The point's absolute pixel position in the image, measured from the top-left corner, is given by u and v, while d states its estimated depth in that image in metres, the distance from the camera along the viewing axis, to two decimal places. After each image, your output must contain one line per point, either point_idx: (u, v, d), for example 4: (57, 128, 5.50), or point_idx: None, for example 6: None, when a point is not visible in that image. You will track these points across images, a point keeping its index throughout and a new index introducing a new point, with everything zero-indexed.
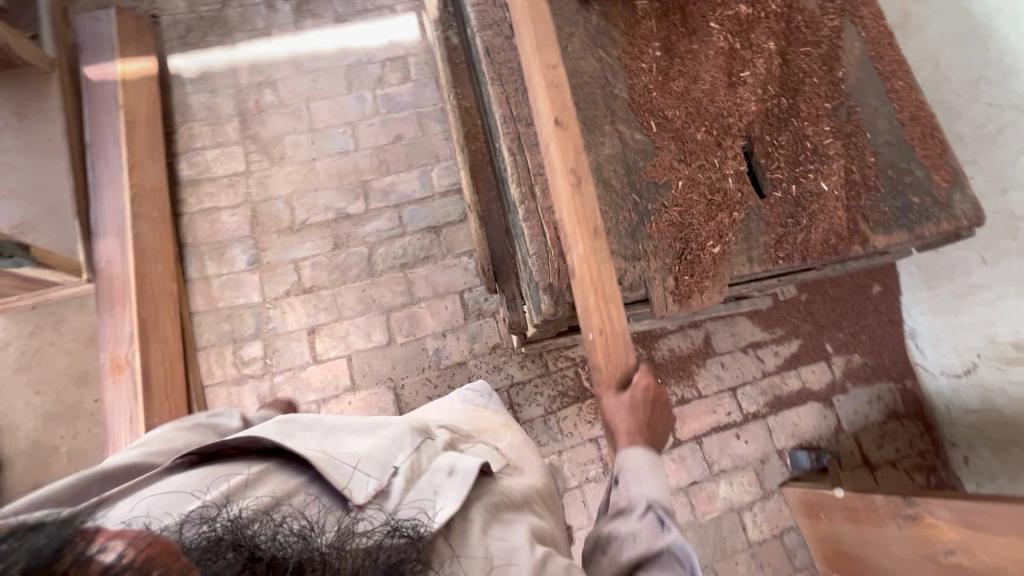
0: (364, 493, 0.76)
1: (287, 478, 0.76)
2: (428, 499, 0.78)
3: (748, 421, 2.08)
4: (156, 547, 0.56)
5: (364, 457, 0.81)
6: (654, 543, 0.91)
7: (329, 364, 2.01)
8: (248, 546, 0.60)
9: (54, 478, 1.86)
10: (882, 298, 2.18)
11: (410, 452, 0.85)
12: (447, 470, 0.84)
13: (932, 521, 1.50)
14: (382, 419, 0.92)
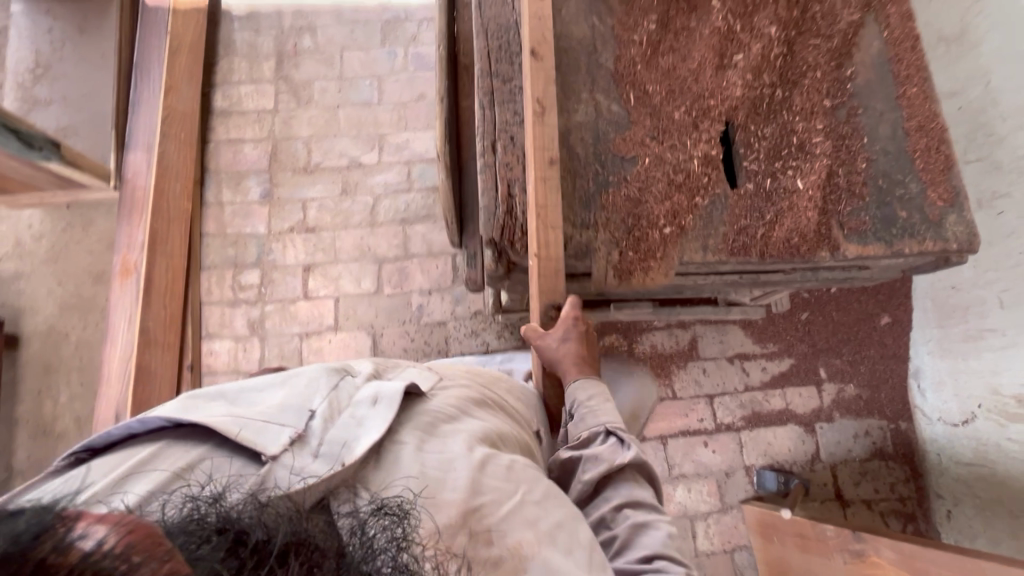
0: (279, 446, 0.71)
1: (188, 451, 0.70)
2: (349, 432, 0.76)
3: (720, 431, 2.01)
4: (142, 531, 0.47)
5: (275, 411, 0.77)
6: (616, 459, 0.98)
7: (317, 301, 2.09)
8: (234, 527, 0.54)
9: (62, 361, 2.05)
10: (890, 331, 2.04)
11: (326, 394, 0.81)
12: (371, 399, 0.82)
13: (877, 561, 1.43)
14: (296, 370, 0.88)
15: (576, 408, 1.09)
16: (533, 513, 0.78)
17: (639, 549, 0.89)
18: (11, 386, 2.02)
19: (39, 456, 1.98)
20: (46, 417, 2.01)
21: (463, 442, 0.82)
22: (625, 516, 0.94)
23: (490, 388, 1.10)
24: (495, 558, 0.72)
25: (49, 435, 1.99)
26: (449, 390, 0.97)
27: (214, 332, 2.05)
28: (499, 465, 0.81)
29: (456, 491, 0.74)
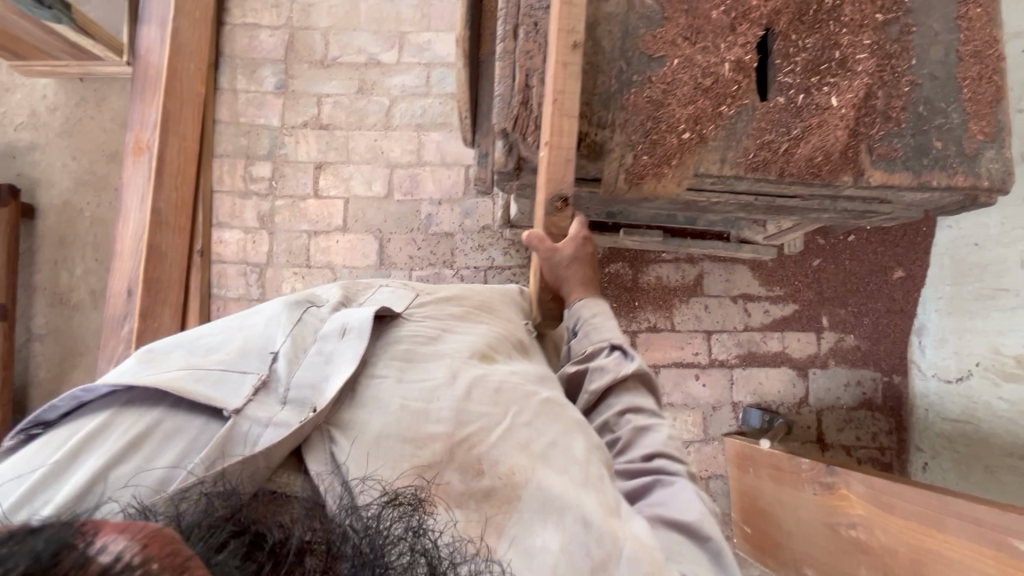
0: (241, 398, 0.73)
1: (140, 416, 0.70)
2: (319, 367, 0.79)
3: (712, 367, 2.04)
4: (159, 542, 0.44)
5: (235, 358, 0.79)
6: (620, 370, 0.99)
7: (327, 201, 2.09)
8: (249, 530, 0.56)
9: (77, 235, 2.09)
10: (901, 285, 2.00)
11: (288, 331, 0.82)
12: (339, 331, 0.84)
13: (846, 493, 1.47)
14: (254, 309, 0.89)
15: (580, 324, 1.08)
16: (524, 437, 0.79)
17: (638, 453, 0.91)
18: (28, 254, 2.08)
19: (57, 323, 2.06)
20: (62, 287, 2.07)
21: (443, 370, 0.84)
22: (628, 423, 0.95)
23: (473, 300, 1.07)
24: (489, 490, 0.74)
25: (65, 305, 2.07)
26: (418, 314, 0.96)
27: (224, 221, 2.07)
28: (481, 391, 0.83)
29: (442, 423, 0.77)
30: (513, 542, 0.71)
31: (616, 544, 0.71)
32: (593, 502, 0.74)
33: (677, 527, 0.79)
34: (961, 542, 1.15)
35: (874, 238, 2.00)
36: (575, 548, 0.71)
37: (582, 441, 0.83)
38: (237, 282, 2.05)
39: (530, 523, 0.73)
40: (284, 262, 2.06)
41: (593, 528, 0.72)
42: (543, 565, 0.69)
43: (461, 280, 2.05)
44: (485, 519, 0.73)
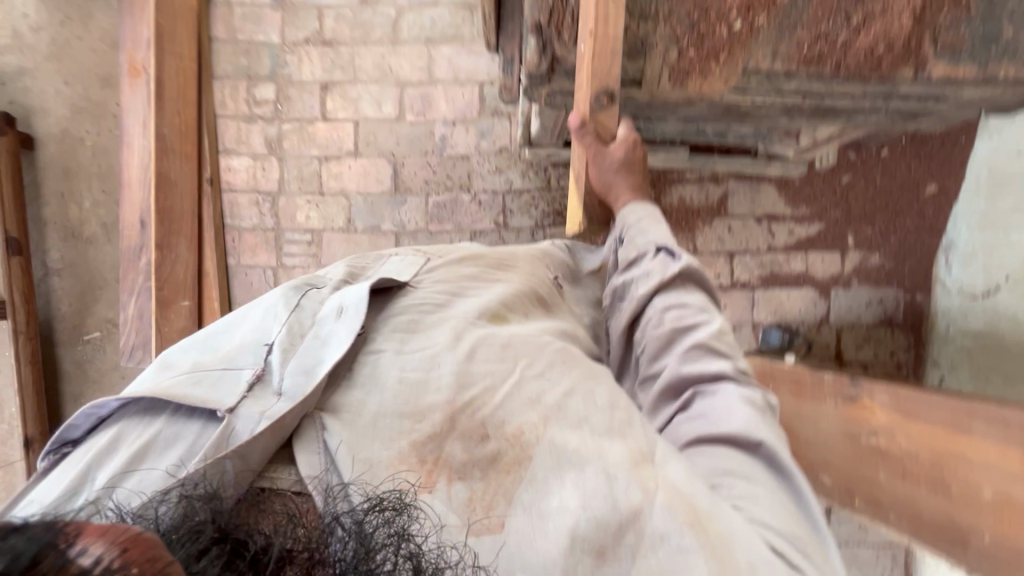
0: (235, 394, 0.68)
1: (144, 426, 0.67)
2: (315, 352, 0.74)
3: (734, 288, 2.03)
4: (142, 547, 0.39)
5: (232, 353, 0.75)
6: (664, 272, 1.01)
7: (336, 124, 1.99)
8: (230, 535, 0.53)
9: (81, 167, 2.02)
10: (932, 203, 1.93)
11: (284, 317, 0.78)
12: (337, 311, 0.79)
13: (869, 403, 1.50)
14: (252, 302, 0.84)
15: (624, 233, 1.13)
16: (535, 391, 0.75)
17: (680, 348, 0.90)
18: (33, 187, 2.02)
19: (72, 257, 2.04)
20: (72, 220, 2.03)
21: (446, 333, 0.80)
22: (671, 319, 0.96)
23: (488, 258, 1.05)
24: (495, 455, 0.69)
25: (78, 239, 2.04)
26: (428, 278, 0.92)
27: (231, 148, 1.99)
28: (487, 351, 0.79)
29: (442, 392, 0.73)
30: (526, 507, 0.66)
31: (648, 498, 0.63)
32: (619, 451, 0.68)
33: (722, 439, 0.76)
34: (992, 447, 1.17)
35: (909, 151, 1.91)
36: (600, 503, 0.63)
37: (604, 394, 0.77)
38: (250, 212, 2.01)
39: (545, 482, 0.67)
40: (296, 190, 2.00)
41: (618, 481, 0.65)
42: (559, 527, 0.63)
43: (479, 205, 2.00)
44: (494, 491, 0.67)
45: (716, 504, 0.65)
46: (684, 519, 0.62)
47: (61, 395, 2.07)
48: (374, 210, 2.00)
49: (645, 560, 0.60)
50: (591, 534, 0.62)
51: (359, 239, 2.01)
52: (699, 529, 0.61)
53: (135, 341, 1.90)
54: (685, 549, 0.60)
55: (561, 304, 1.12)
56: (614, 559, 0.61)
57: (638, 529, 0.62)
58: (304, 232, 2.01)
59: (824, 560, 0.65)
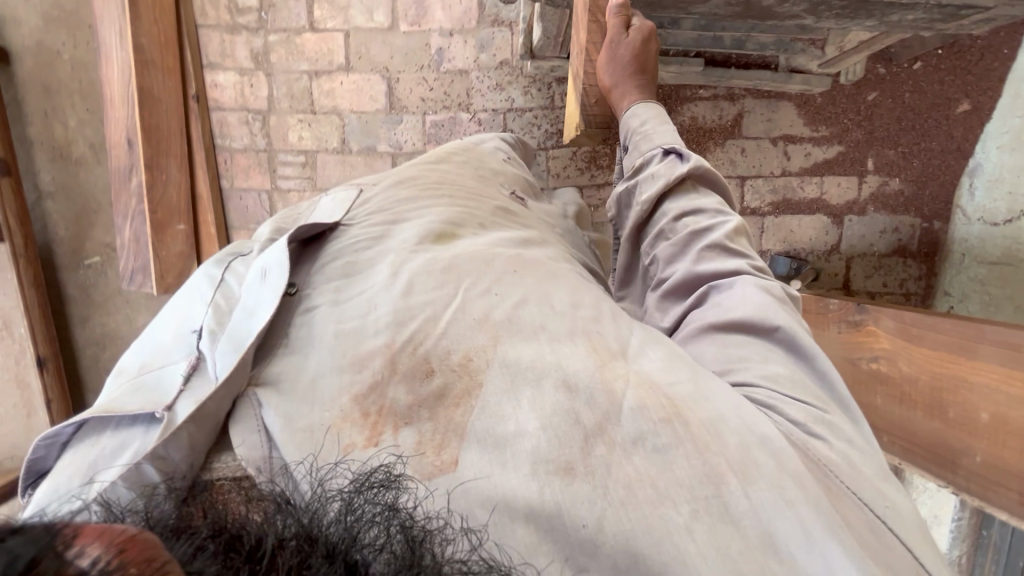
0: (174, 390, 0.69)
1: (94, 440, 0.66)
2: (244, 321, 0.74)
3: (743, 215, 1.96)
4: (140, 546, 0.31)
5: (174, 352, 0.75)
6: (675, 173, 0.96)
7: (325, 35, 1.85)
8: (225, 529, 0.42)
9: (62, 83, 1.93)
10: (963, 121, 1.80)
11: (209, 302, 0.80)
12: (262, 275, 0.78)
13: (873, 329, 1.47)
14: (182, 289, 0.88)
15: (629, 139, 1.08)
16: (482, 310, 0.72)
17: (695, 249, 0.87)
18: (15, 104, 1.94)
19: (63, 180, 1.99)
20: (59, 140, 1.96)
21: (384, 271, 0.78)
22: (686, 225, 0.91)
23: (425, 181, 1.08)
24: (441, 392, 0.65)
25: (67, 160, 1.98)
26: (361, 214, 0.93)
27: (217, 62, 1.88)
28: (428, 277, 0.75)
29: (380, 336, 0.69)
30: (478, 437, 0.61)
31: (615, 401, 0.62)
32: (581, 353, 0.68)
33: (735, 327, 0.75)
34: (992, 368, 1.17)
35: (944, 64, 1.77)
36: (559, 422, 0.61)
37: (560, 294, 0.78)
38: (241, 131, 1.92)
39: (499, 407, 0.63)
40: (287, 108, 1.91)
41: (581, 392, 0.63)
42: (522, 450, 0.59)
43: (479, 124, 1.90)
44: (444, 429, 0.62)
45: (699, 390, 0.65)
46: (658, 417, 0.61)
47: (69, 319, 2.11)
48: (369, 130, 1.91)
49: (621, 467, 0.57)
50: (554, 453, 0.59)
51: (355, 161, 1.94)
52: (680, 422, 0.60)
53: (135, 265, 1.88)
54: (664, 447, 0.59)
55: (523, 216, 1.15)
56: (583, 472, 0.57)
57: (604, 437, 0.60)
58: (297, 153, 1.94)
59: (841, 419, 0.67)
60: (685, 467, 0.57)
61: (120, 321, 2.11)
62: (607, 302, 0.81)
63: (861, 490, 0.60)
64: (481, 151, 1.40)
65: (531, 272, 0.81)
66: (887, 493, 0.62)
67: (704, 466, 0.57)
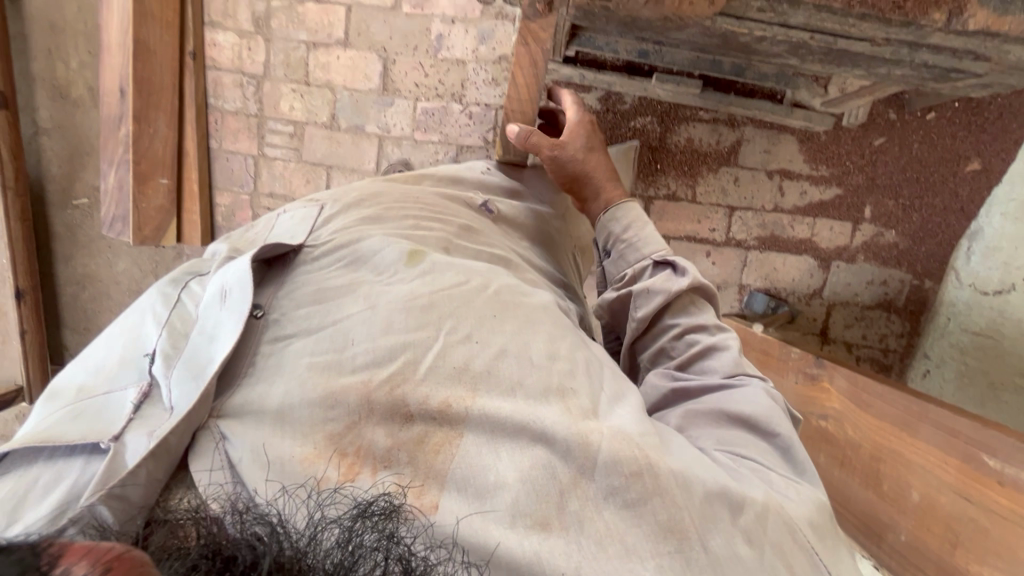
0: (122, 419, 0.70)
1: (38, 467, 0.67)
2: (204, 340, 0.78)
3: (727, 245, 1.90)
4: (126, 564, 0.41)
5: (122, 377, 0.77)
6: (671, 287, 1.01)
7: (327, 7, 1.83)
8: (219, 548, 0.52)
9: (67, 21, 1.94)
10: (971, 181, 1.72)
11: (162, 324, 0.82)
12: (222, 295, 0.83)
13: (826, 386, 1.42)
14: (130, 306, 0.89)
15: (613, 245, 1.16)
16: (463, 358, 0.77)
17: (700, 370, 0.96)
18: (20, 38, 1.96)
19: (61, 118, 2.02)
20: (60, 79, 1.99)
21: (361, 301, 0.82)
22: (686, 344, 0.99)
23: (389, 202, 1.12)
24: (420, 439, 0.71)
25: (66, 100, 2.00)
26: (323, 236, 0.98)
27: (218, 21, 1.86)
28: (407, 316, 0.80)
29: (358, 372, 0.74)
30: (459, 486, 0.69)
31: (590, 455, 0.70)
32: (556, 412, 0.73)
33: (740, 422, 0.86)
34: (927, 448, 1.13)
35: (959, 119, 1.68)
36: (541, 474, 0.69)
37: (539, 342, 0.81)
38: (235, 93, 1.92)
39: (478, 455, 0.71)
40: (282, 76, 1.90)
41: (557, 446, 0.71)
42: (502, 502, 0.68)
43: (469, 118, 1.86)
44: (424, 475, 0.70)
45: (660, 447, 0.72)
46: (627, 471, 0.69)
47: (53, 255, 2.16)
48: (359, 110, 1.90)
49: (592, 522, 0.67)
50: (531, 507, 0.67)
51: (342, 138, 1.93)
52: (648, 475, 0.68)
53: (115, 213, 1.94)
54: (634, 501, 0.68)
55: (487, 234, 1.16)
56: (558, 528, 0.66)
57: (578, 494, 0.69)
58: (287, 123, 1.93)
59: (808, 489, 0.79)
60: (650, 520, 0.67)
61: (101, 264, 2.16)
62: (584, 351, 0.85)
63: (822, 552, 0.72)
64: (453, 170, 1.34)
65: (510, 316, 0.84)
66: (834, 555, 0.73)
67: (667, 521, 0.67)
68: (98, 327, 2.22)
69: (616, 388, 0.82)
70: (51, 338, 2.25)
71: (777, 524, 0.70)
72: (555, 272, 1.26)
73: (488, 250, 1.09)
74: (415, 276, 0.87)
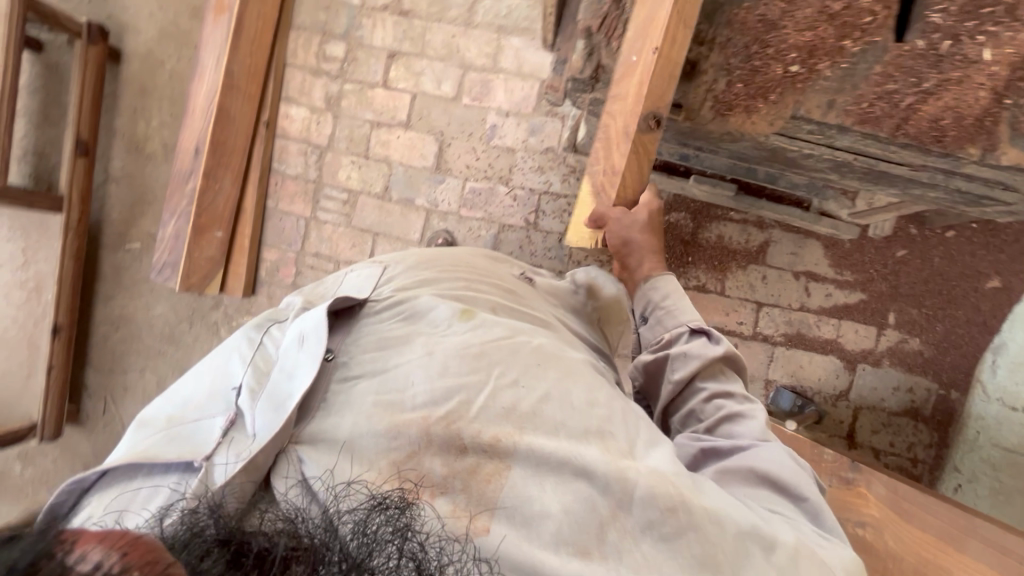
0: (212, 441, 0.72)
1: (136, 484, 0.70)
2: (283, 376, 0.80)
3: (754, 339, 1.94)
4: (140, 550, 0.44)
5: (208, 407, 0.79)
6: (705, 352, 1.00)
7: (394, 93, 2.02)
8: (235, 540, 0.55)
9: (157, 86, 2.14)
10: (992, 297, 1.80)
11: (247, 362, 0.84)
12: (298, 339, 0.84)
13: (863, 492, 1.37)
14: (216, 348, 0.91)
15: (652, 312, 1.14)
16: (509, 400, 0.76)
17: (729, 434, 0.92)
18: (112, 97, 2.16)
19: (132, 169, 2.17)
20: (139, 134, 2.16)
21: (420, 346, 0.82)
22: (715, 408, 0.96)
23: (444, 261, 1.13)
24: (473, 468, 0.71)
25: (141, 153, 2.16)
26: (384, 293, 0.98)
27: (294, 97, 2.06)
28: (461, 360, 0.79)
29: (417, 410, 0.74)
30: (509, 515, 0.68)
31: (628, 489, 0.70)
32: (595, 452, 0.72)
33: (768, 482, 0.81)
34: (981, 567, 1.17)
35: (977, 239, 1.79)
36: (579, 508, 0.68)
37: (579, 391, 0.79)
38: (298, 160, 2.07)
39: (524, 487, 0.70)
40: (344, 149, 2.06)
41: (597, 481, 0.70)
42: (545, 528, 0.67)
43: (514, 200, 1.99)
44: (476, 502, 0.69)
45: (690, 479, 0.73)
46: (664, 506, 0.69)
47: (96, 294, 2.22)
48: (412, 184, 2.04)
49: (630, 554, 0.67)
50: (572, 536, 0.67)
51: (392, 208, 2.05)
52: (683, 511, 0.68)
53: (167, 259, 2.03)
54: (670, 536, 0.68)
55: (527, 296, 1.17)
56: (598, 556, 0.66)
57: (615, 529, 0.68)
58: (342, 191, 2.07)
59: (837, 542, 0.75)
60: (687, 553, 0.67)
61: (139, 306, 2.21)
62: (620, 398, 0.83)
63: None
64: (509, 262, 1.36)
65: (553, 364, 0.82)
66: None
67: (701, 554, 0.67)
68: (122, 369, 2.23)
69: (652, 433, 0.79)
70: (73, 376, 2.25)
71: (810, 565, 0.69)
72: (590, 339, 1.21)
73: (534, 314, 1.08)
74: (467, 327, 0.85)
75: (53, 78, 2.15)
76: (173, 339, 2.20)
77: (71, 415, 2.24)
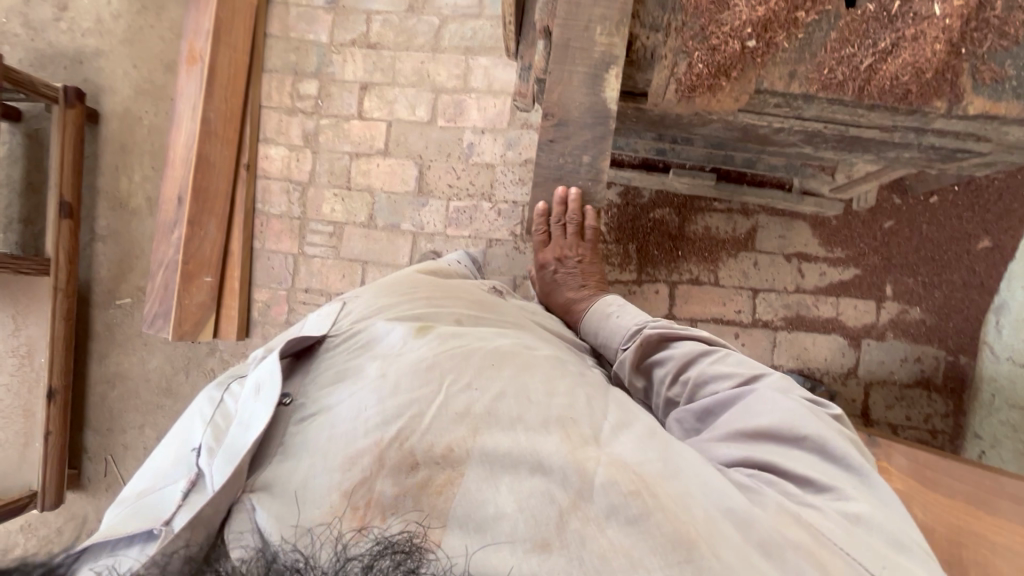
0: (173, 505, 0.71)
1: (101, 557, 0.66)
2: (241, 426, 0.78)
3: (755, 326, 1.92)
4: None
5: (173, 470, 0.78)
6: (635, 344, 1.10)
7: (370, 123, 2.05)
8: None
9: (137, 142, 2.17)
10: (985, 258, 1.80)
11: (207, 422, 0.83)
12: (257, 391, 0.83)
13: (886, 467, 1.33)
14: (182, 414, 0.90)
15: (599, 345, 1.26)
16: (463, 404, 0.77)
17: (701, 399, 0.97)
18: (93, 158, 2.18)
19: (117, 226, 2.18)
20: (121, 192, 2.17)
21: (373, 369, 0.82)
22: (678, 381, 1.02)
23: (402, 284, 1.12)
24: (424, 482, 0.70)
25: (124, 210, 2.18)
26: (344, 323, 0.96)
27: (271, 137, 2.08)
28: (413, 377, 0.79)
29: (368, 436, 0.73)
30: (461, 522, 0.68)
31: (587, 480, 0.70)
32: (554, 442, 0.74)
33: (763, 436, 0.85)
34: (1016, 528, 1.13)
35: (961, 202, 1.80)
36: (536, 501, 0.68)
37: (535, 387, 0.82)
38: (281, 199, 2.08)
39: (476, 490, 0.69)
40: (325, 183, 2.07)
41: (554, 473, 0.71)
42: (502, 534, 0.66)
43: (498, 214, 1.99)
44: (429, 513, 0.68)
45: (668, 468, 0.74)
46: (627, 490, 0.69)
47: (90, 354, 2.21)
48: (396, 209, 2.04)
49: (596, 538, 0.65)
50: (530, 532, 0.66)
51: (378, 235, 2.05)
52: (648, 495, 0.68)
53: (157, 310, 2.03)
54: (637, 517, 0.67)
55: (501, 308, 1.16)
56: (559, 546, 0.65)
57: (579, 515, 0.67)
58: (328, 223, 2.07)
59: (856, 495, 0.78)
60: (658, 531, 0.66)
61: (134, 362, 2.19)
62: (581, 386, 0.86)
63: (856, 555, 0.70)
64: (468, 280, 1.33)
65: (508, 362, 0.85)
66: (886, 553, 0.72)
67: (672, 531, 0.66)
68: (121, 427, 2.20)
69: (619, 416, 0.83)
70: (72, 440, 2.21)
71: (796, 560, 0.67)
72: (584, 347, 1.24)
73: (501, 322, 1.07)
74: (423, 345, 0.85)
75: (36, 146, 2.18)
76: (170, 390, 2.18)
77: (72, 480, 2.19)
